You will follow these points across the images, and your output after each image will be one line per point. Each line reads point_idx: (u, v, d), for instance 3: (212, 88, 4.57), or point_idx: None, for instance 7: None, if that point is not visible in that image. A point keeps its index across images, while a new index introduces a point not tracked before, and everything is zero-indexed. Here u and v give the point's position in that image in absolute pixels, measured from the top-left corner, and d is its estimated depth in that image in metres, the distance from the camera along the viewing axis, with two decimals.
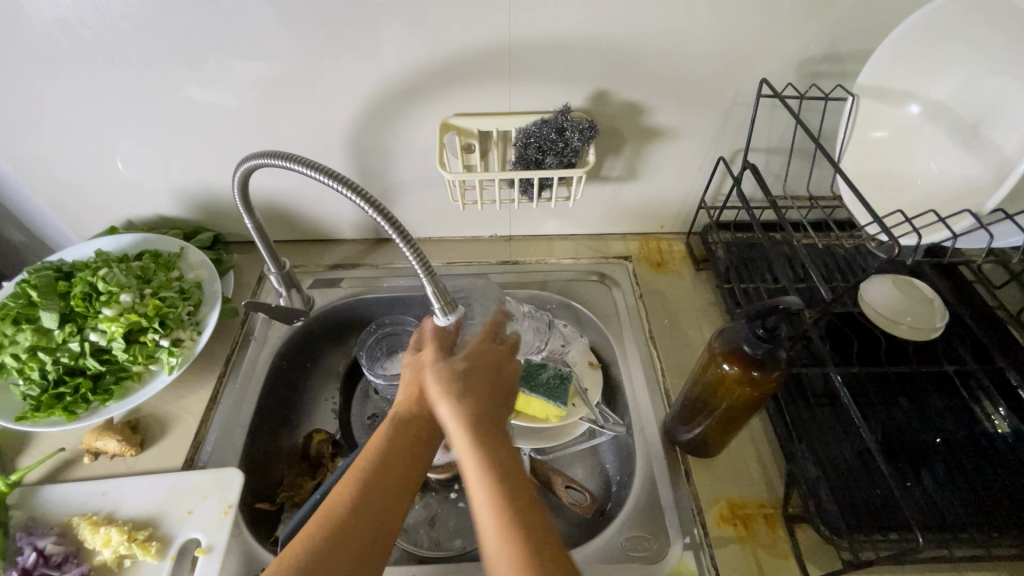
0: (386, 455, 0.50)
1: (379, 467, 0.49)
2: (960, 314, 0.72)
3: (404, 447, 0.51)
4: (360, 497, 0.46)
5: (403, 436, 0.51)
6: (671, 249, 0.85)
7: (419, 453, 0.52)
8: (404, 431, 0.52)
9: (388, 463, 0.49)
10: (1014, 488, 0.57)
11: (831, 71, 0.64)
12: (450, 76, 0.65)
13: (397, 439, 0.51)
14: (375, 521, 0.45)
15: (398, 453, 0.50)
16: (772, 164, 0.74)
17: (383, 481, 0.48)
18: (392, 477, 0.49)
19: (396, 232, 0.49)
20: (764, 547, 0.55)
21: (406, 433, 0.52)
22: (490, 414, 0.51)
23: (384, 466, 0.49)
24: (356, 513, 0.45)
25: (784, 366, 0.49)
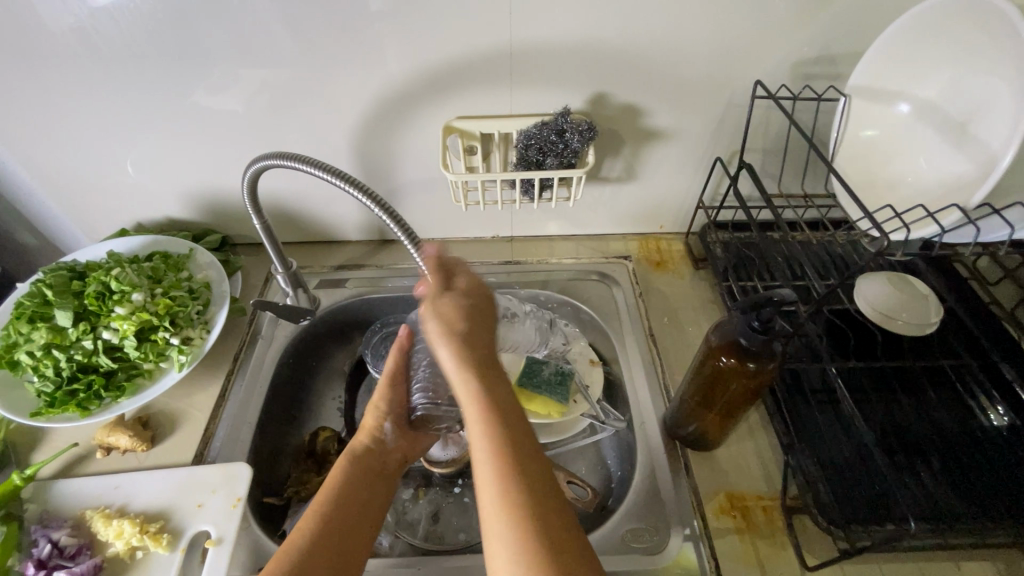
0: (342, 488, 0.53)
1: (338, 496, 0.52)
2: (954, 310, 0.73)
3: (359, 477, 0.56)
4: (320, 526, 0.49)
5: (356, 469, 0.56)
6: (670, 249, 0.87)
7: (373, 481, 0.56)
8: (359, 463, 0.57)
9: (342, 495, 0.53)
10: (1011, 482, 0.58)
11: (823, 72, 0.65)
12: (453, 80, 0.67)
13: (349, 472, 0.56)
14: (337, 546, 0.48)
15: (354, 486, 0.54)
16: (768, 164, 0.75)
17: (346, 510, 0.52)
18: (351, 506, 0.52)
19: (401, 229, 0.53)
20: (764, 538, 0.56)
21: (359, 468, 0.56)
22: (500, 380, 0.48)
23: (343, 496, 0.53)
24: (320, 538, 0.48)
25: (780, 357, 0.50)
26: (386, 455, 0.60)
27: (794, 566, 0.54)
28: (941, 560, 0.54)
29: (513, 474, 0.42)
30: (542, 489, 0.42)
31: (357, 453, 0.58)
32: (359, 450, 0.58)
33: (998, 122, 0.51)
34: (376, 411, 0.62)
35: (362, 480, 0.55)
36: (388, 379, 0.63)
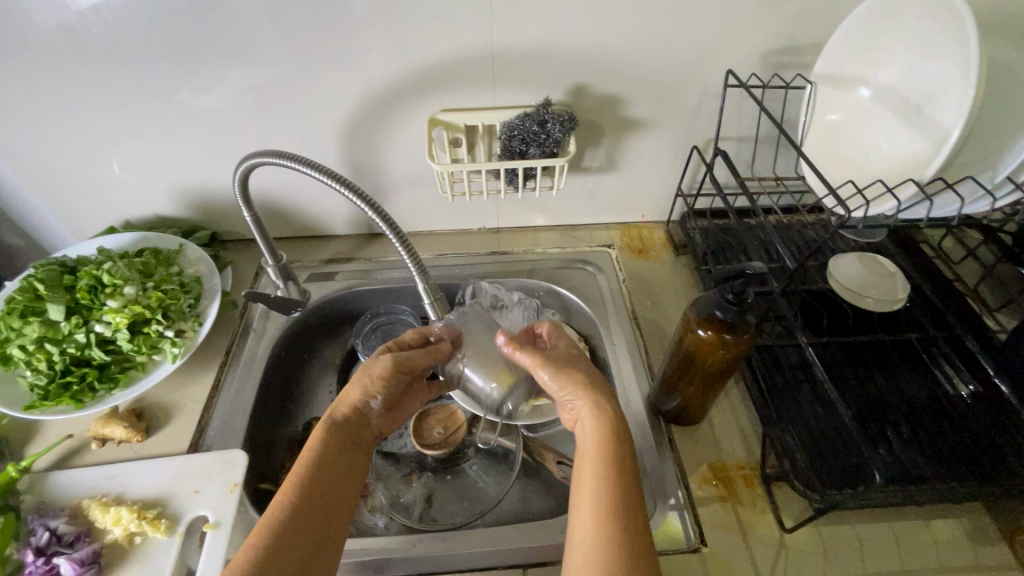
0: (323, 458, 0.52)
1: (323, 466, 0.51)
2: (920, 287, 0.77)
3: (341, 447, 0.53)
4: (305, 495, 0.49)
5: (337, 440, 0.54)
6: (651, 237, 0.89)
7: (359, 452, 0.55)
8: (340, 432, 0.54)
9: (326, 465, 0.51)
10: (974, 445, 0.61)
11: (791, 62, 0.68)
12: (435, 74, 0.69)
13: (337, 441, 0.53)
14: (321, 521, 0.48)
15: (334, 458, 0.52)
16: (742, 152, 0.78)
17: (327, 486, 0.50)
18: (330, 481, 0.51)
19: (390, 228, 0.54)
20: (745, 506, 0.59)
21: (339, 436, 0.54)
22: (620, 424, 0.51)
23: (327, 465, 0.51)
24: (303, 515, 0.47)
25: (754, 327, 0.53)
26: (368, 425, 0.57)
27: (773, 530, 0.57)
28: (910, 519, 0.58)
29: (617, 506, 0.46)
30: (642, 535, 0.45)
31: (338, 422, 0.55)
32: (349, 422, 0.55)
33: (951, 106, 0.55)
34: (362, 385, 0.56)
35: (339, 449, 0.53)
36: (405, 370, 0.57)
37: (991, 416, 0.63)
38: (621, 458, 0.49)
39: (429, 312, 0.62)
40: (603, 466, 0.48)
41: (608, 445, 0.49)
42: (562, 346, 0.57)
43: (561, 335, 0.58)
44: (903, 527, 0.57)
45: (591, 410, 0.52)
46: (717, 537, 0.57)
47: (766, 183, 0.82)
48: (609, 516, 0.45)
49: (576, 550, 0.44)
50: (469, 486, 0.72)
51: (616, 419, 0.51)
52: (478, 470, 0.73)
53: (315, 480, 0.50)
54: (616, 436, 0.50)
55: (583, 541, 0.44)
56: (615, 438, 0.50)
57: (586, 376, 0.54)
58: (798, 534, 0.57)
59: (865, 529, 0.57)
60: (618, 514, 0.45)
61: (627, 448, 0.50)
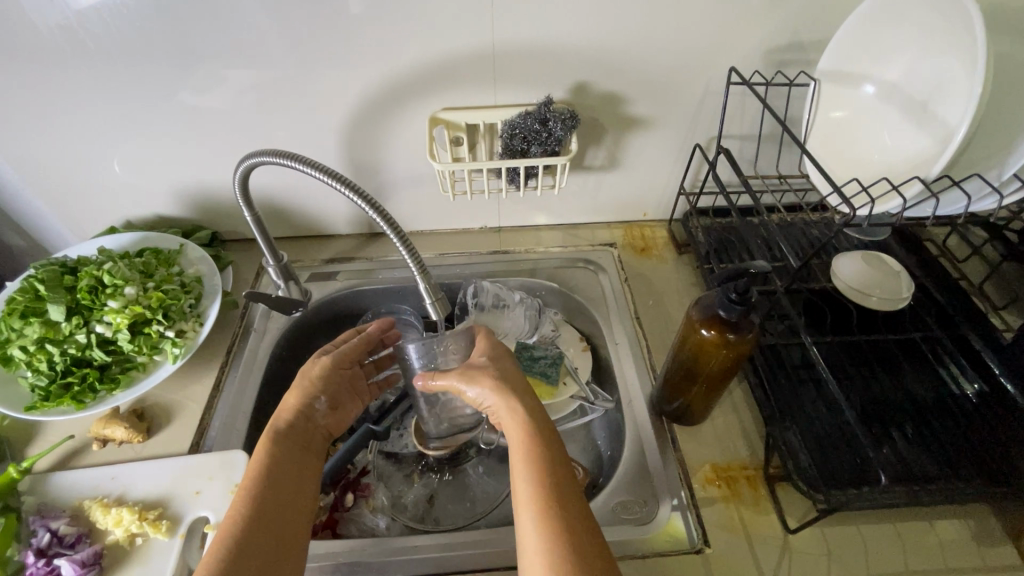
0: (264, 465, 0.51)
1: (268, 479, 0.50)
2: (925, 286, 0.76)
3: (287, 455, 0.53)
4: (256, 506, 0.48)
5: (281, 449, 0.53)
6: (654, 235, 0.89)
7: (302, 458, 0.55)
8: (285, 440, 0.54)
9: (271, 473, 0.51)
10: (979, 445, 0.60)
11: (795, 59, 0.68)
12: (437, 73, 0.68)
13: (280, 451, 0.53)
14: (275, 531, 0.47)
15: (280, 462, 0.52)
16: (745, 150, 0.78)
17: (276, 497, 0.49)
18: (280, 488, 0.50)
19: (391, 228, 0.53)
20: (748, 506, 0.58)
21: (283, 444, 0.54)
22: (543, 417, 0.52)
23: (271, 474, 0.51)
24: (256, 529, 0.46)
25: (757, 328, 0.53)
26: (313, 425, 0.59)
27: (777, 530, 0.57)
28: (914, 520, 0.57)
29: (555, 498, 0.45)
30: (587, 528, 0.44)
31: (283, 431, 0.55)
32: (286, 432, 0.55)
33: (958, 103, 0.54)
34: (303, 385, 0.59)
35: (285, 457, 0.53)
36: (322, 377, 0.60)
37: (996, 415, 0.63)
38: (550, 450, 0.49)
39: (430, 313, 0.59)
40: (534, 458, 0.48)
41: (535, 440, 0.49)
42: (497, 351, 0.58)
43: (495, 343, 0.59)
44: (907, 527, 0.57)
45: (513, 413, 0.51)
46: (720, 538, 0.56)
47: (770, 181, 0.81)
48: (548, 517, 0.44)
49: (525, 556, 0.44)
50: (470, 487, 0.71)
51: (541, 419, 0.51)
52: (479, 471, 0.73)
53: (262, 493, 0.49)
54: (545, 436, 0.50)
55: (530, 536, 0.44)
56: (541, 431, 0.50)
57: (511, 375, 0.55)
58: (802, 534, 0.56)
59: (869, 529, 0.57)
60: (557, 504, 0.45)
61: (553, 440, 0.50)
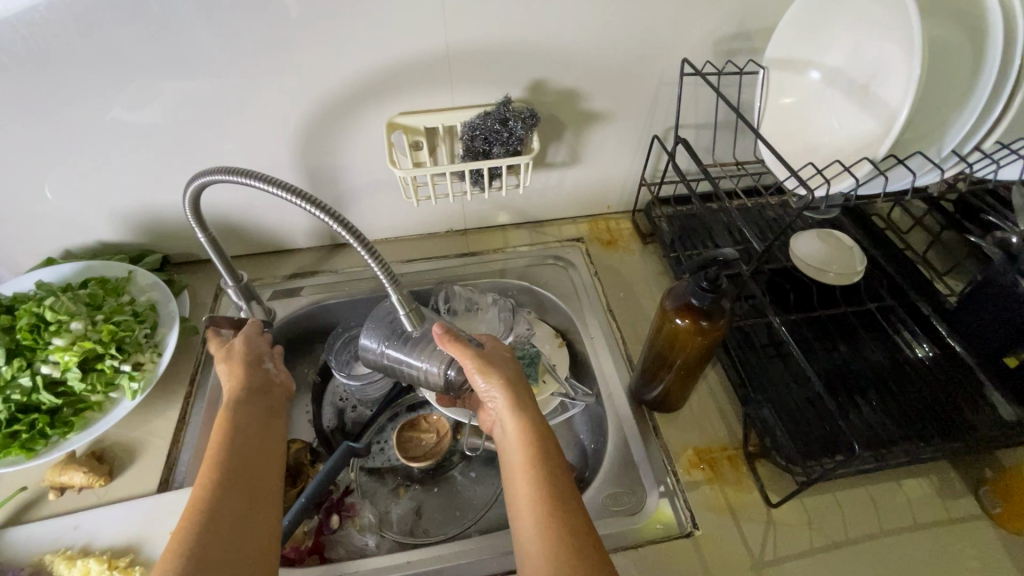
0: (234, 433, 0.49)
1: (238, 448, 0.48)
2: (875, 259, 0.80)
3: (252, 421, 0.51)
4: (230, 469, 0.46)
5: (244, 415, 0.51)
6: (619, 227, 0.90)
7: (267, 422, 0.52)
8: (245, 406, 0.52)
9: (241, 438, 0.49)
10: (936, 405, 0.64)
11: (742, 48, 0.70)
12: (392, 78, 0.67)
13: (240, 417, 0.51)
14: (253, 489, 0.45)
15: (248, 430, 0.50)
16: (702, 138, 0.79)
17: (245, 464, 0.47)
18: (252, 453, 0.48)
19: (357, 240, 0.51)
20: (731, 486, 0.60)
21: (246, 413, 0.51)
22: (540, 417, 0.51)
23: (241, 440, 0.48)
24: (230, 492, 0.44)
25: (728, 313, 0.54)
26: (272, 392, 0.56)
27: (760, 506, 0.59)
28: (884, 482, 0.60)
29: (545, 490, 0.45)
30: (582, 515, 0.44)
31: (241, 397, 0.53)
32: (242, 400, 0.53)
33: (897, 85, 0.57)
34: (227, 360, 0.57)
35: (253, 424, 0.51)
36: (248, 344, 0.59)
37: (949, 375, 0.67)
38: (546, 446, 0.48)
39: (404, 323, 0.57)
40: (528, 456, 0.47)
41: (531, 440, 0.48)
42: (500, 350, 0.57)
43: (497, 343, 0.58)
44: (878, 489, 0.60)
45: (514, 415, 0.50)
46: (708, 520, 0.58)
47: (727, 167, 0.83)
48: (553, 519, 0.43)
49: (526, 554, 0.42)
50: (457, 496, 0.71)
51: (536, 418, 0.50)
52: (463, 476, 0.72)
53: (233, 457, 0.47)
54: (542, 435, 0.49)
55: (530, 541, 0.43)
56: (537, 429, 0.49)
57: (511, 373, 0.53)
58: (784, 508, 0.58)
59: (845, 496, 0.59)
60: (553, 494, 0.44)
61: (550, 438, 0.49)
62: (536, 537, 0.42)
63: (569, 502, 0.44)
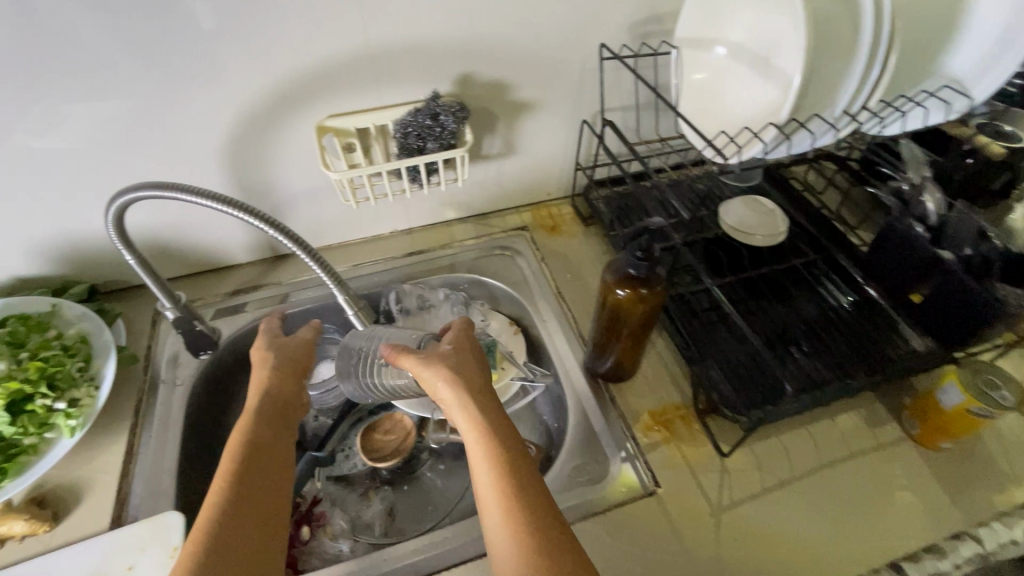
0: (252, 447, 0.49)
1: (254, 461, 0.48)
2: (797, 219, 0.86)
3: (269, 435, 0.51)
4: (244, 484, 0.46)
5: (262, 429, 0.51)
6: (560, 213, 0.92)
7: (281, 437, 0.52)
8: (263, 419, 0.52)
9: (257, 453, 0.49)
10: (859, 345, 0.70)
11: (655, 31, 0.74)
12: (317, 81, 0.66)
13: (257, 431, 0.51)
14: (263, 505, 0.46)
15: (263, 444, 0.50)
16: (628, 119, 0.83)
17: (259, 479, 0.47)
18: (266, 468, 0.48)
19: (302, 248, 0.58)
20: (686, 442, 0.64)
21: (264, 428, 0.52)
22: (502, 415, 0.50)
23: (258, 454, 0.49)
24: (244, 507, 0.45)
25: (664, 279, 0.57)
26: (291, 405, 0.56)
27: (714, 457, 0.62)
28: (822, 421, 0.66)
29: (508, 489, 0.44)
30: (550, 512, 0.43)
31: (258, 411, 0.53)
32: (265, 410, 0.53)
33: (790, 53, 0.62)
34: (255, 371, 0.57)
35: (269, 438, 0.51)
36: (284, 351, 0.60)
37: (868, 319, 0.73)
38: (507, 444, 0.47)
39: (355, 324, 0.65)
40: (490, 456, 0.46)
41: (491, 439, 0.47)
42: (462, 348, 0.56)
43: (459, 340, 0.57)
44: (817, 428, 0.65)
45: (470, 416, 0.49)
46: (668, 477, 0.61)
47: (655, 145, 0.88)
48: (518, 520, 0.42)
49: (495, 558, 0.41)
50: (428, 491, 0.71)
51: (495, 415, 0.49)
52: (432, 470, 0.73)
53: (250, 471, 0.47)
54: (500, 432, 0.48)
55: (498, 543, 0.42)
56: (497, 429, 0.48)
57: (469, 375, 0.52)
58: (736, 456, 0.62)
59: (788, 437, 0.64)
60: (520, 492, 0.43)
61: (513, 435, 0.48)
62: (504, 540, 0.41)
63: (535, 499, 0.44)
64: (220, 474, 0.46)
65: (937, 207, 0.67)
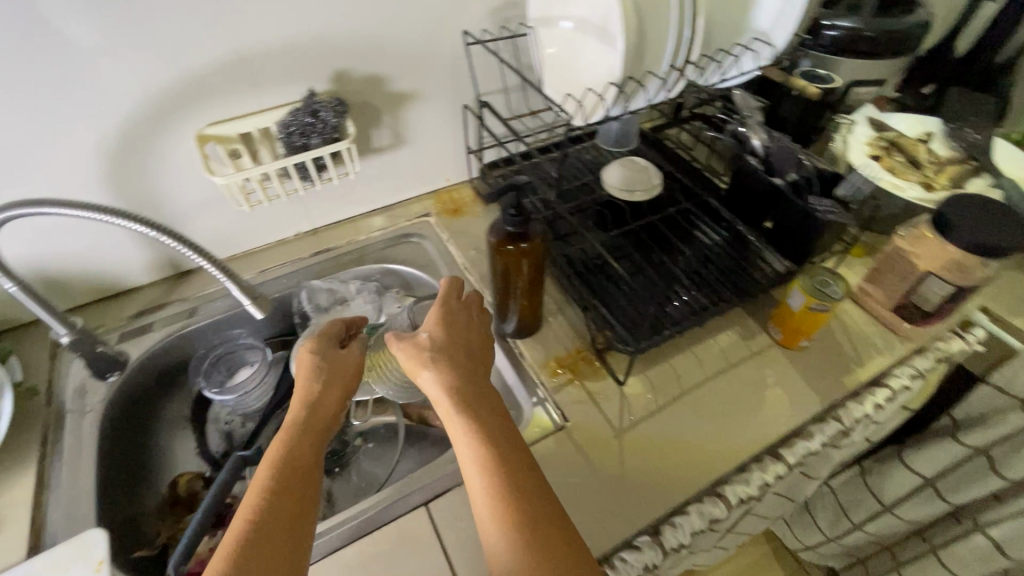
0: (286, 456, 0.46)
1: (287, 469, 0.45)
2: (672, 173, 0.95)
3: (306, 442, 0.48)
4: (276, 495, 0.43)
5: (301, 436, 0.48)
6: (461, 196, 0.97)
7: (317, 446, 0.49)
8: (301, 424, 0.49)
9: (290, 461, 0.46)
10: (729, 272, 0.79)
11: (513, 16, 0.80)
12: (190, 91, 0.67)
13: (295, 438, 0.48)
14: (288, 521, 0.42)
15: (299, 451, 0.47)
16: (506, 100, 0.89)
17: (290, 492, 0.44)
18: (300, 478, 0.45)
19: (194, 250, 0.63)
20: (589, 378, 0.70)
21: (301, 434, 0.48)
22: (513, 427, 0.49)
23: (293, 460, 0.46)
24: (273, 524, 0.41)
25: (538, 229, 0.63)
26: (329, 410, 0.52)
27: (614, 387, 0.69)
28: (703, 341, 0.75)
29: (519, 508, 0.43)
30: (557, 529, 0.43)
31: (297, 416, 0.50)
32: (304, 426, 0.49)
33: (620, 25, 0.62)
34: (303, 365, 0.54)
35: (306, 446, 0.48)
36: (332, 356, 0.56)
37: (737, 250, 0.82)
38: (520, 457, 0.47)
39: (255, 313, 0.71)
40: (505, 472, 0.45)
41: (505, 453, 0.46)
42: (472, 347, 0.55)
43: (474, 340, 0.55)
44: (700, 348, 0.74)
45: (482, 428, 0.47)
46: (575, 411, 0.67)
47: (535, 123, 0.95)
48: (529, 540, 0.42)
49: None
50: (362, 471, 0.75)
51: (506, 426, 0.49)
52: (364, 451, 0.76)
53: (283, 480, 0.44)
54: (512, 443, 0.47)
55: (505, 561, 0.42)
56: (510, 443, 0.47)
57: (475, 382, 0.51)
58: (632, 385, 0.70)
59: (676, 360, 0.72)
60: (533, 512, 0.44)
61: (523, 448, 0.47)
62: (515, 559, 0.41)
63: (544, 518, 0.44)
64: (255, 489, 0.43)
65: (762, 141, 0.79)
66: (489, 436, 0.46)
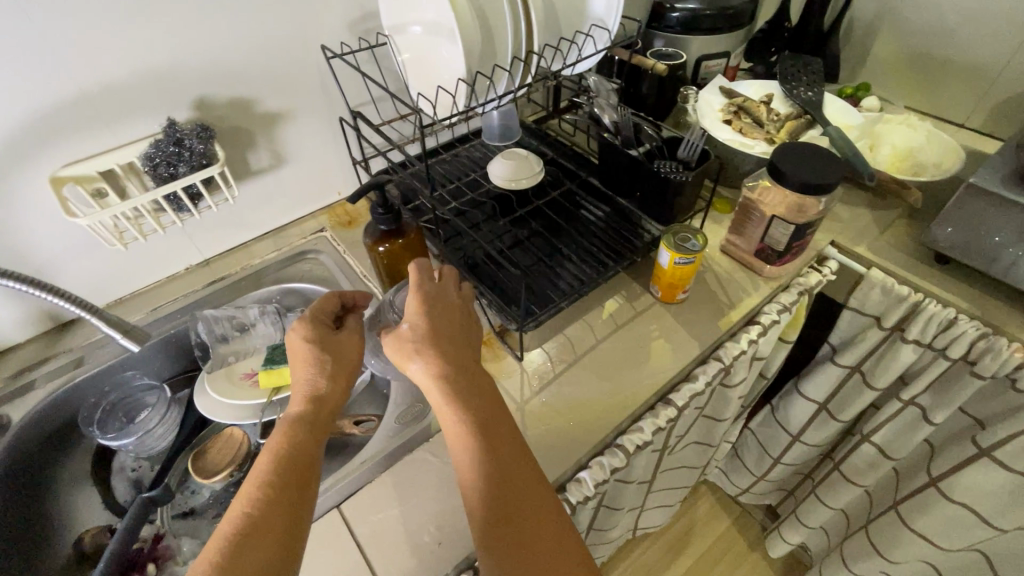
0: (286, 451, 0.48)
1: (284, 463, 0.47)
2: (555, 159, 1.01)
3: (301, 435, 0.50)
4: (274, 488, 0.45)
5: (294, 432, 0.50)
6: (355, 207, 0.99)
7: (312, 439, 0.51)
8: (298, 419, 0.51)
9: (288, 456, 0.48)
10: (611, 242, 0.85)
11: (372, 27, 0.83)
12: (36, 135, 0.65)
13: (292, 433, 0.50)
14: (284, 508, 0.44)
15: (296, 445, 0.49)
16: (382, 108, 0.92)
17: (287, 484, 0.46)
18: (296, 470, 0.47)
19: (46, 291, 0.65)
20: (490, 360, 0.74)
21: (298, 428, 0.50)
22: (498, 409, 0.52)
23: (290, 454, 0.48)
24: (268, 516, 0.43)
25: (409, 219, 0.70)
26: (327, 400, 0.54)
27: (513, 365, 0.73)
28: (593, 309, 0.80)
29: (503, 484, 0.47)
30: (538, 502, 0.47)
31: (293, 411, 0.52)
32: (306, 415, 0.52)
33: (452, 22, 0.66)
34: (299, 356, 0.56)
35: (302, 440, 0.50)
36: (329, 344, 0.58)
37: (619, 221, 0.88)
38: (504, 438, 0.50)
39: (129, 346, 0.74)
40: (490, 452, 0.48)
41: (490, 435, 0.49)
42: (456, 329, 0.57)
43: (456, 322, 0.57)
44: (590, 316, 0.79)
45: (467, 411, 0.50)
46: None
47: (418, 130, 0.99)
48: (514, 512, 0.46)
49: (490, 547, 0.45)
50: None
51: (489, 407, 0.52)
52: None
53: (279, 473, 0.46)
54: (496, 424, 0.50)
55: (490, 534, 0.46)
56: (495, 425, 0.50)
57: (460, 365, 0.53)
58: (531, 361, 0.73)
59: (570, 330, 0.77)
60: (518, 488, 0.47)
61: (507, 428, 0.51)
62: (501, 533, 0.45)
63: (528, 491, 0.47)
64: (255, 479, 0.45)
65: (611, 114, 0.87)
66: (477, 421, 0.49)
